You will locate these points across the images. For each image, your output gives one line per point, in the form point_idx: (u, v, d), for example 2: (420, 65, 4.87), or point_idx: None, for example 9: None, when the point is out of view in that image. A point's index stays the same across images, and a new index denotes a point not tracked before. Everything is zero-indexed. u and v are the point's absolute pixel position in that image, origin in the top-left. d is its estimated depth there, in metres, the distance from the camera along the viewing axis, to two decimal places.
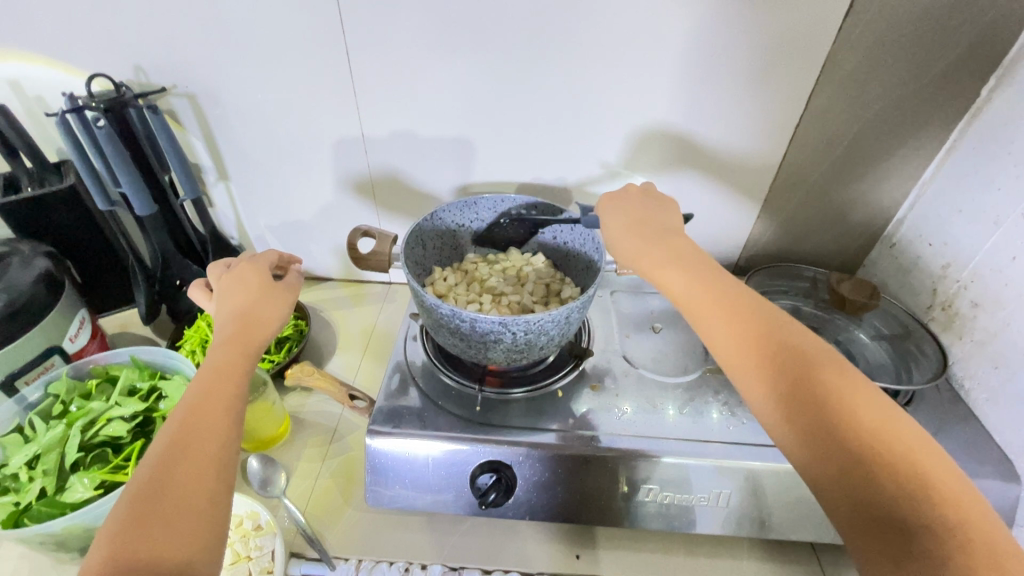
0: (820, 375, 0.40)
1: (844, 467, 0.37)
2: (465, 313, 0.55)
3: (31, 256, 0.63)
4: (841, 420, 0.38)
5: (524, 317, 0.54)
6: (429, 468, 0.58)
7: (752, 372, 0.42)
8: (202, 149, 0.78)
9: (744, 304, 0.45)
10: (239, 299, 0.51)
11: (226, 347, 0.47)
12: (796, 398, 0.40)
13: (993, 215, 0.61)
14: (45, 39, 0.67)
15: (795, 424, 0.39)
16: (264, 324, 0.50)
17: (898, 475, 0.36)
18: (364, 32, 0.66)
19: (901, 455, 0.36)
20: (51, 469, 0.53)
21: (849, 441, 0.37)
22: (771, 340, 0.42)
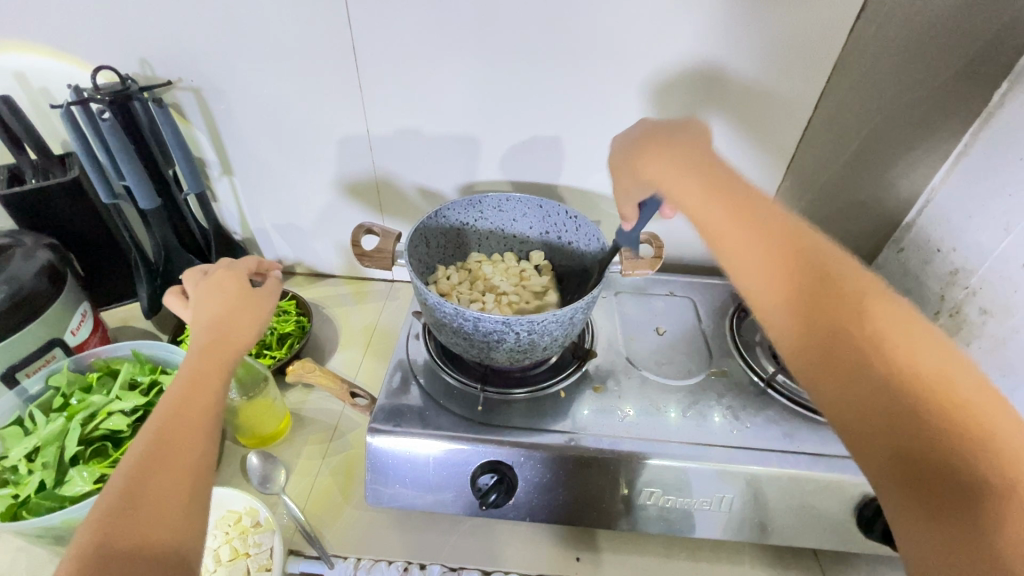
0: (877, 321, 0.35)
1: (904, 425, 0.32)
2: (468, 312, 0.54)
3: (33, 247, 0.63)
4: (903, 372, 0.33)
5: (528, 317, 0.53)
6: (430, 467, 0.58)
7: (792, 318, 0.38)
8: (207, 143, 0.77)
9: (791, 242, 0.41)
10: (217, 305, 0.50)
11: (203, 354, 0.45)
12: (845, 345, 0.35)
13: (1003, 221, 0.61)
14: (52, 30, 0.67)
15: (844, 377, 0.35)
16: (241, 330, 0.48)
17: (941, 416, 0.32)
18: (371, 28, 0.66)
19: (970, 413, 0.32)
20: (50, 462, 0.53)
21: (912, 394, 0.32)
22: (821, 282, 0.38)
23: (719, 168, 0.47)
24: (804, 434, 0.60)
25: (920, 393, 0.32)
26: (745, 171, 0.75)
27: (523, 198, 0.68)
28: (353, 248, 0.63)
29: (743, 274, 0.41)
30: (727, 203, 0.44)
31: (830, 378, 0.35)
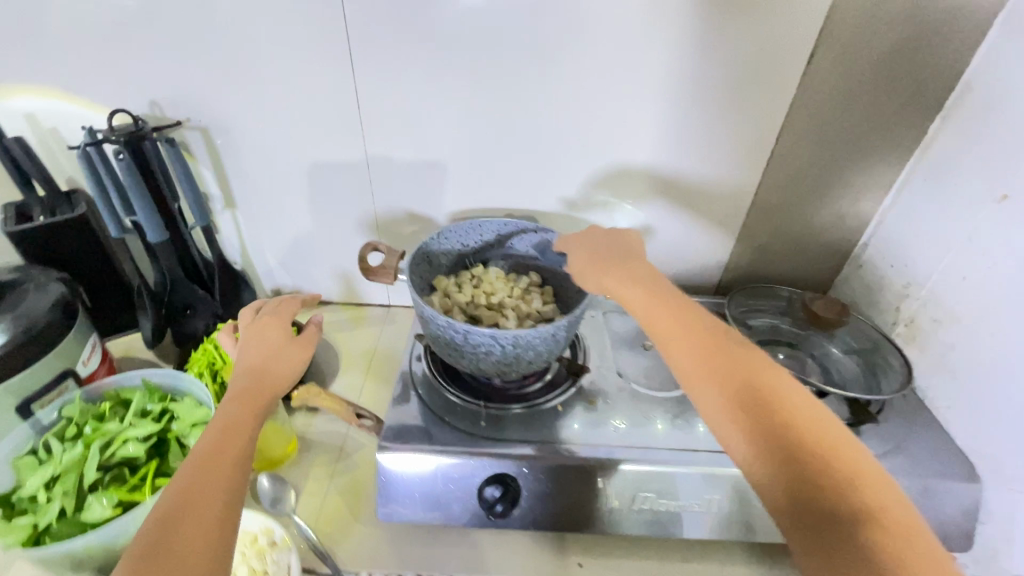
0: (760, 396, 0.42)
1: (788, 468, 0.38)
2: (459, 325, 0.59)
3: (46, 282, 0.65)
4: (783, 433, 0.40)
5: (513, 332, 0.58)
6: (439, 481, 0.61)
7: (700, 377, 0.45)
8: (212, 178, 0.81)
9: (690, 319, 0.50)
10: (265, 348, 0.56)
11: (241, 398, 0.49)
12: (732, 395, 0.43)
13: (945, 239, 0.68)
14: (68, 75, 0.70)
15: (744, 441, 0.41)
16: (278, 379, 0.54)
17: (826, 466, 0.38)
18: (374, 71, 0.71)
19: (843, 476, 0.37)
20: (70, 489, 0.54)
21: (790, 459, 0.38)
22: (718, 361, 0.45)
23: (631, 254, 0.59)
24: None
25: (802, 458, 0.38)
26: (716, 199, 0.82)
27: (515, 226, 0.74)
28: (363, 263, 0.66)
29: (664, 343, 0.49)
30: (653, 294, 0.52)
31: (739, 433, 0.41)
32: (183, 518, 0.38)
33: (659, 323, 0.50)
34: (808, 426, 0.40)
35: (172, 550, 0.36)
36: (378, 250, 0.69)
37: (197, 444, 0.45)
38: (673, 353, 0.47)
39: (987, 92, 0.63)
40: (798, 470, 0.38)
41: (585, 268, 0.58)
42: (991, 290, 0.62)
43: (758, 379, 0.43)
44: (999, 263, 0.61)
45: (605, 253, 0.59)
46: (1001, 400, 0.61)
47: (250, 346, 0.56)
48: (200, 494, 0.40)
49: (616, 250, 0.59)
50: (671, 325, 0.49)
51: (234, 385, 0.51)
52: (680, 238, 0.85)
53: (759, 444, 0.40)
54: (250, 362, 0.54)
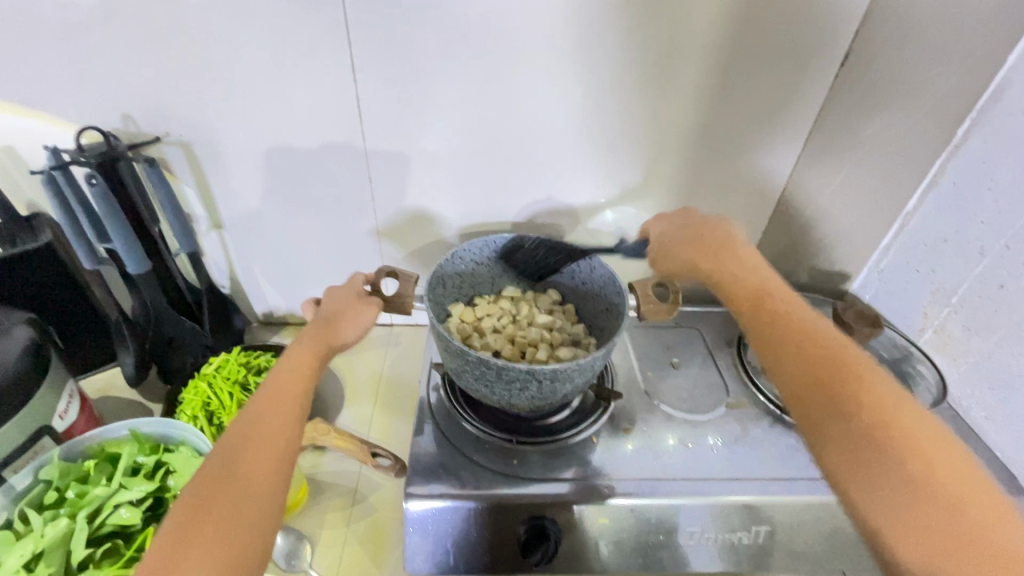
0: (845, 386, 0.43)
1: (885, 474, 0.39)
2: (492, 359, 0.54)
3: (10, 325, 0.58)
4: (898, 443, 0.40)
5: (552, 365, 0.53)
6: (471, 524, 0.57)
7: (796, 374, 0.45)
8: (195, 198, 0.73)
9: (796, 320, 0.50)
10: (333, 305, 0.57)
11: (305, 344, 0.52)
12: (838, 397, 0.43)
13: (977, 246, 0.67)
14: (24, 89, 0.62)
15: (830, 429, 0.42)
16: (342, 331, 0.55)
17: (928, 485, 0.38)
18: (378, 79, 0.65)
19: (950, 473, 0.38)
20: (56, 569, 0.48)
21: (886, 450, 0.39)
22: (800, 350, 0.47)
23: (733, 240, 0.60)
24: None
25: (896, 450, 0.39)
26: None
27: (533, 242, 0.69)
28: (376, 294, 0.60)
29: (765, 341, 0.49)
30: (756, 287, 0.54)
31: (833, 435, 0.42)
32: (243, 448, 0.41)
33: (752, 312, 0.52)
34: (905, 422, 0.41)
35: (218, 508, 0.38)
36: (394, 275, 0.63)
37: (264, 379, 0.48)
38: (769, 348, 0.48)
39: None
40: (910, 482, 0.38)
41: (669, 248, 0.62)
42: None
43: (852, 372, 0.44)
44: None
45: (705, 240, 0.60)
46: None
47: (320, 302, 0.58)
48: (260, 429, 0.43)
49: (696, 237, 0.61)
50: (762, 310, 0.51)
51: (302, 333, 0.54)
52: None
53: (864, 448, 0.40)
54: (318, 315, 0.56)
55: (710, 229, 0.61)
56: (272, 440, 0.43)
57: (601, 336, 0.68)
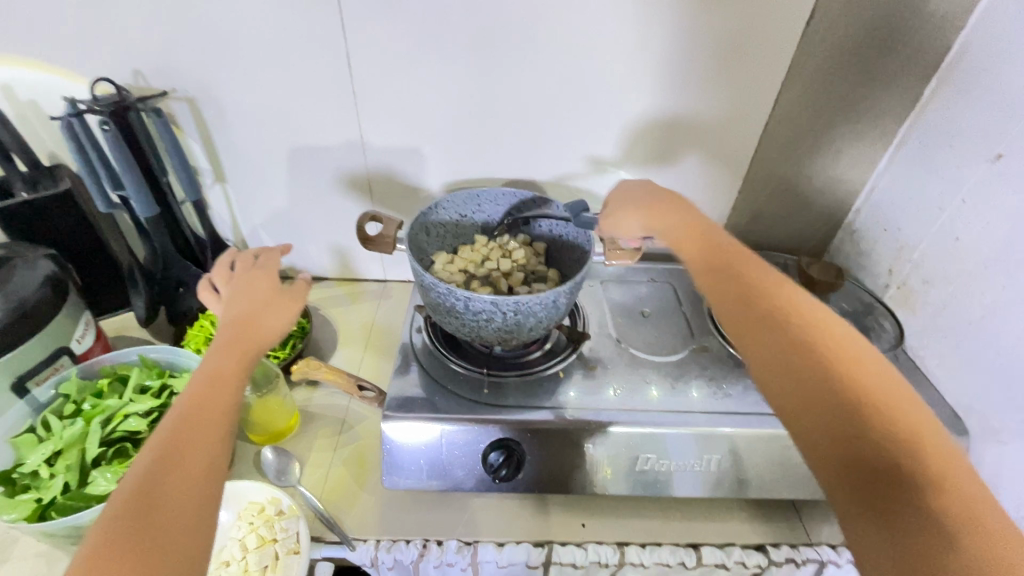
0: (812, 344, 0.44)
1: (856, 432, 0.40)
2: (459, 292, 0.59)
3: (33, 257, 0.64)
4: (863, 402, 0.41)
5: (513, 297, 0.58)
6: (443, 448, 0.61)
7: (769, 348, 0.45)
8: (200, 151, 0.79)
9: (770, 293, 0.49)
10: (252, 302, 0.55)
11: (225, 351, 0.50)
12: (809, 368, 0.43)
13: (938, 200, 0.69)
14: (44, 44, 0.67)
15: (791, 384, 0.43)
16: (265, 331, 0.53)
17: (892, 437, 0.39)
18: (367, 35, 0.69)
19: (914, 445, 0.39)
20: (74, 464, 0.54)
21: (836, 395, 0.41)
22: (762, 326, 0.46)
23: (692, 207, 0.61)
24: None
25: (863, 422, 0.40)
26: (715, 163, 0.81)
27: (512, 194, 0.74)
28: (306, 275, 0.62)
29: (736, 319, 0.48)
30: (749, 271, 0.52)
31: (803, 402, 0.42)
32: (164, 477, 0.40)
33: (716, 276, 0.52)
34: (876, 399, 0.41)
35: (143, 540, 0.37)
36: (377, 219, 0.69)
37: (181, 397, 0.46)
38: (737, 320, 0.48)
39: (984, 50, 0.63)
40: (870, 441, 0.39)
41: (623, 208, 0.62)
42: (984, 247, 0.63)
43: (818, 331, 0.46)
44: (993, 221, 0.62)
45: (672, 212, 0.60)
46: (992, 354, 0.62)
47: (236, 299, 0.56)
48: (180, 454, 0.41)
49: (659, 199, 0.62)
50: (726, 279, 0.51)
51: (219, 339, 0.51)
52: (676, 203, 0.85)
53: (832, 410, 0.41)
54: (235, 314, 0.54)
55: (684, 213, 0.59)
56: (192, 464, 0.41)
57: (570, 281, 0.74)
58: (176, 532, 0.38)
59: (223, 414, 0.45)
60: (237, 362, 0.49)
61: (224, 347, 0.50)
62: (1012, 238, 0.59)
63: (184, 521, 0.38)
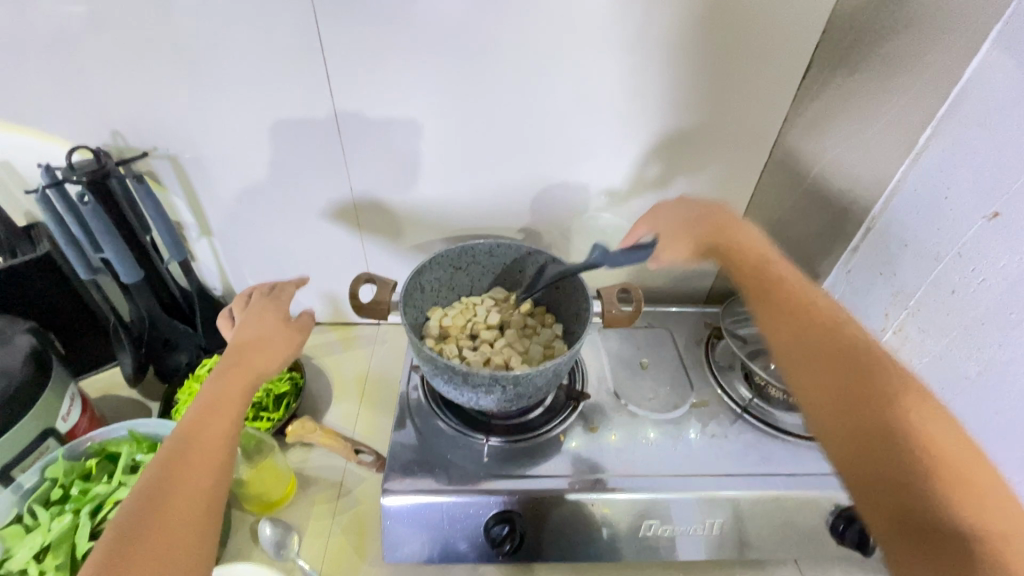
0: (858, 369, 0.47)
1: (903, 460, 0.42)
2: (459, 366, 0.58)
3: (12, 334, 0.61)
4: (908, 434, 0.43)
5: (513, 372, 0.57)
6: (445, 519, 0.61)
7: (820, 383, 0.48)
8: (184, 207, 0.77)
9: (807, 319, 0.52)
10: (262, 330, 0.58)
11: (228, 374, 0.51)
12: (846, 399, 0.46)
13: (934, 251, 0.69)
14: (19, 109, 0.65)
15: (841, 424, 0.45)
16: (270, 357, 0.55)
17: (924, 466, 0.41)
18: (355, 92, 0.67)
19: (965, 486, 0.40)
20: (64, 561, 0.54)
21: (875, 420, 0.44)
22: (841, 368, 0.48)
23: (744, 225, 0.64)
24: (776, 457, 0.67)
25: (905, 450, 0.42)
26: None
27: (506, 248, 0.72)
28: (353, 301, 0.64)
29: (783, 349, 0.51)
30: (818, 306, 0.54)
31: (837, 429, 0.45)
32: (171, 491, 0.41)
33: (769, 310, 0.55)
34: (947, 456, 0.41)
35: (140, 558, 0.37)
36: (372, 280, 0.67)
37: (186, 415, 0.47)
38: (792, 359, 0.50)
39: None
40: (904, 463, 0.42)
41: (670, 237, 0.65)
42: (980, 304, 0.63)
43: (862, 357, 0.48)
44: (988, 279, 0.62)
45: (703, 224, 0.65)
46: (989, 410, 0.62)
47: (247, 325, 0.59)
48: (187, 469, 0.43)
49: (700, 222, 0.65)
50: (784, 314, 0.54)
51: (225, 363, 0.53)
52: None
53: (872, 445, 0.43)
54: (243, 338, 0.56)
55: (741, 252, 0.62)
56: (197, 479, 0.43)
57: (572, 338, 0.71)
58: (181, 545, 0.39)
59: (228, 434, 0.47)
60: (242, 385, 0.51)
61: (230, 370, 0.52)
62: (1009, 298, 0.59)
63: (188, 531, 0.40)
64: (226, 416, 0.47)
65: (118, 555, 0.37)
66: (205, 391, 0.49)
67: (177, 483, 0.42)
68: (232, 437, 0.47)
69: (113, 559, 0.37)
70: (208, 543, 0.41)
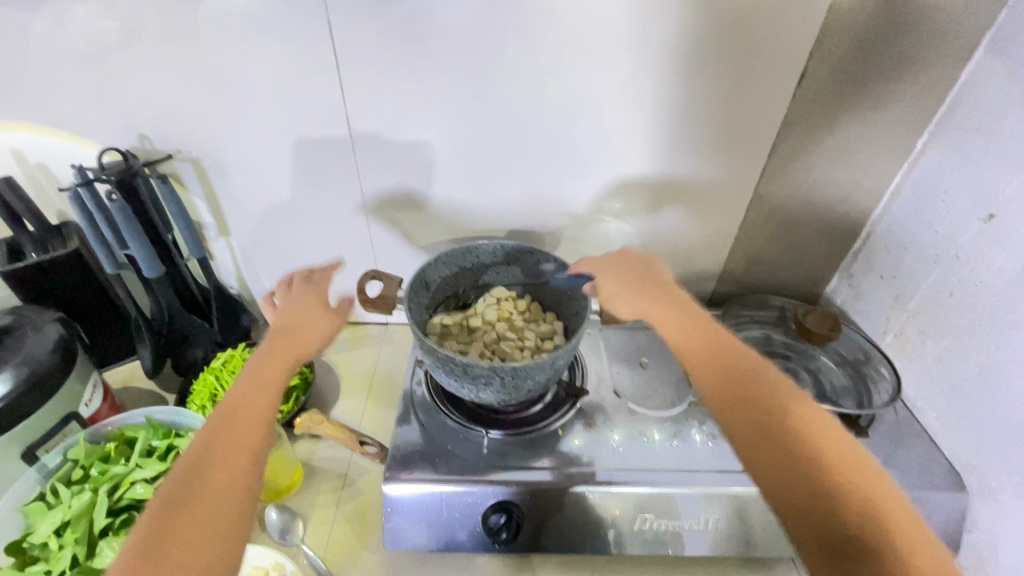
0: (779, 412, 0.46)
1: (831, 505, 0.41)
2: (460, 358, 0.60)
3: (42, 323, 0.65)
4: (838, 476, 0.42)
5: (512, 364, 0.59)
6: (444, 508, 0.63)
7: (741, 422, 0.47)
8: (204, 207, 0.81)
9: (725, 356, 0.52)
10: (298, 315, 0.61)
11: (269, 356, 0.55)
12: (774, 439, 0.45)
13: (933, 253, 0.69)
14: (55, 113, 0.70)
15: (777, 465, 0.44)
16: (307, 339, 0.58)
17: (848, 512, 0.40)
18: (366, 102, 0.71)
19: (895, 536, 0.39)
20: (81, 536, 0.56)
21: (805, 464, 0.43)
22: (769, 408, 0.47)
23: (648, 266, 0.65)
24: None
25: (835, 491, 0.41)
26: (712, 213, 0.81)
27: (509, 250, 0.75)
28: (362, 296, 0.67)
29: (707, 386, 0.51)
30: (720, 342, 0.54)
31: (768, 470, 0.44)
32: (214, 460, 0.45)
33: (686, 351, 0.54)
34: (872, 502, 0.41)
35: (183, 524, 0.41)
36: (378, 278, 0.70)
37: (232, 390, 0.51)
38: (718, 393, 0.49)
39: (971, 113, 0.64)
40: (830, 504, 0.41)
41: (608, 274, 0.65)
42: (978, 305, 0.63)
43: (792, 405, 0.47)
44: (986, 280, 0.62)
45: (625, 263, 0.65)
46: (986, 410, 0.62)
47: (285, 311, 0.62)
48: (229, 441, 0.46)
49: (631, 264, 0.65)
50: (697, 354, 0.53)
51: (267, 345, 0.56)
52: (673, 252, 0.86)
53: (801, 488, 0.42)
54: (282, 323, 0.60)
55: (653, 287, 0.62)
56: (238, 451, 0.46)
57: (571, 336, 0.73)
58: (220, 509, 0.43)
59: (267, 411, 0.50)
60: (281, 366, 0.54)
61: (271, 352, 0.55)
62: (1005, 298, 0.60)
63: (228, 497, 0.43)
64: (265, 394, 0.51)
65: (166, 518, 0.41)
66: (250, 370, 0.53)
67: (219, 452, 0.45)
68: (271, 413, 0.50)
69: (159, 522, 0.41)
70: (246, 508, 0.44)
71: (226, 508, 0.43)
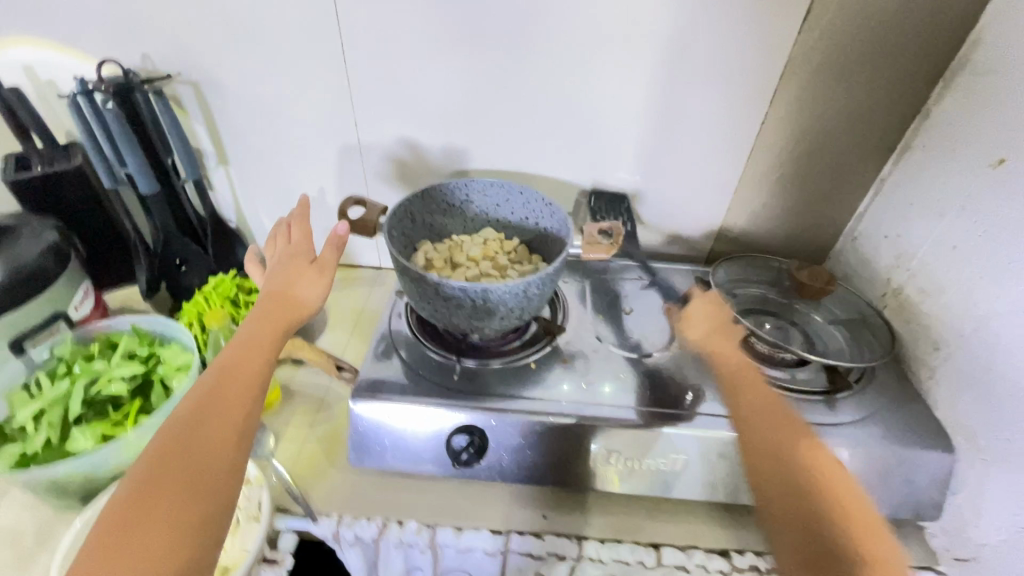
0: (790, 444, 0.51)
1: (812, 526, 0.46)
2: (432, 276, 0.60)
3: (40, 228, 0.67)
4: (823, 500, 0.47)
5: (484, 284, 0.59)
6: (409, 430, 0.63)
7: (755, 449, 0.52)
8: (204, 134, 0.82)
9: (760, 390, 0.56)
10: (287, 272, 0.56)
11: (259, 321, 0.53)
12: (772, 466, 0.50)
13: (938, 207, 0.66)
14: (63, 28, 0.72)
15: (776, 491, 0.49)
16: (301, 302, 0.55)
17: (823, 529, 0.46)
18: (360, 27, 0.71)
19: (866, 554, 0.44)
20: (56, 422, 0.59)
21: (800, 492, 0.48)
22: (781, 437, 0.52)
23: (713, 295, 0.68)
24: None
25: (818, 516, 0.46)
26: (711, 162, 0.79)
27: (497, 187, 0.75)
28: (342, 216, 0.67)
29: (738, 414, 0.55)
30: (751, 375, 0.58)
31: (769, 494, 0.49)
32: (199, 429, 0.44)
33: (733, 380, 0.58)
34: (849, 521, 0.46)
35: (166, 491, 0.40)
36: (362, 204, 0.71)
37: (221, 357, 0.50)
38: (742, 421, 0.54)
39: (987, 51, 0.60)
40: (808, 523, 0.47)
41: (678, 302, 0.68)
42: (980, 257, 0.60)
43: (801, 437, 0.51)
44: (989, 229, 0.59)
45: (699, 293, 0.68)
46: (980, 367, 0.59)
47: (275, 269, 0.58)
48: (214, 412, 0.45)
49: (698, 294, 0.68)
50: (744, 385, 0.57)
51: (257, 310, 0.54)
52: (670, 204, 0.84)
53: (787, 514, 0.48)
54: (273, 283, 0.56)
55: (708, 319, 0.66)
56: (225, 422, 0.45)
57: None
58: (204, 478, 0.42)
59: (256, 381, 0.49)
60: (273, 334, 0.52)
61: (260, 317, 0.53)
62: (1008, 246, 0.56)
63: (212, 468, 0.43)
64: (253, 363, 0.50)
65: (148, 482, 0.40)
66: (240, 338, 0.52)
67: (204, 421, 0.45)
68: (260, 383, 0.49)
69: (142, 485, 0.40)
70: (233, 479, 0.43)
71: (211, 480, 0.42)
